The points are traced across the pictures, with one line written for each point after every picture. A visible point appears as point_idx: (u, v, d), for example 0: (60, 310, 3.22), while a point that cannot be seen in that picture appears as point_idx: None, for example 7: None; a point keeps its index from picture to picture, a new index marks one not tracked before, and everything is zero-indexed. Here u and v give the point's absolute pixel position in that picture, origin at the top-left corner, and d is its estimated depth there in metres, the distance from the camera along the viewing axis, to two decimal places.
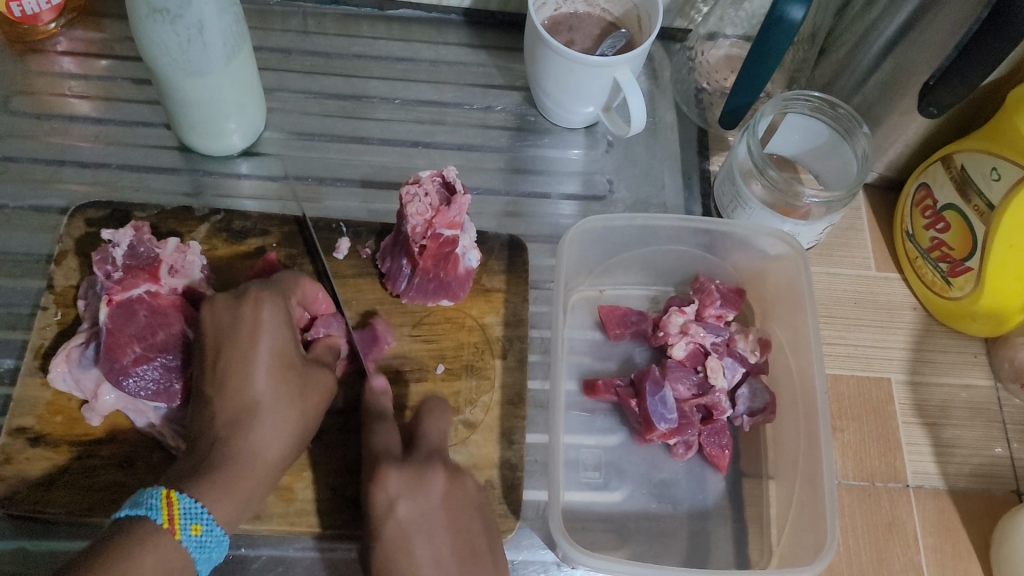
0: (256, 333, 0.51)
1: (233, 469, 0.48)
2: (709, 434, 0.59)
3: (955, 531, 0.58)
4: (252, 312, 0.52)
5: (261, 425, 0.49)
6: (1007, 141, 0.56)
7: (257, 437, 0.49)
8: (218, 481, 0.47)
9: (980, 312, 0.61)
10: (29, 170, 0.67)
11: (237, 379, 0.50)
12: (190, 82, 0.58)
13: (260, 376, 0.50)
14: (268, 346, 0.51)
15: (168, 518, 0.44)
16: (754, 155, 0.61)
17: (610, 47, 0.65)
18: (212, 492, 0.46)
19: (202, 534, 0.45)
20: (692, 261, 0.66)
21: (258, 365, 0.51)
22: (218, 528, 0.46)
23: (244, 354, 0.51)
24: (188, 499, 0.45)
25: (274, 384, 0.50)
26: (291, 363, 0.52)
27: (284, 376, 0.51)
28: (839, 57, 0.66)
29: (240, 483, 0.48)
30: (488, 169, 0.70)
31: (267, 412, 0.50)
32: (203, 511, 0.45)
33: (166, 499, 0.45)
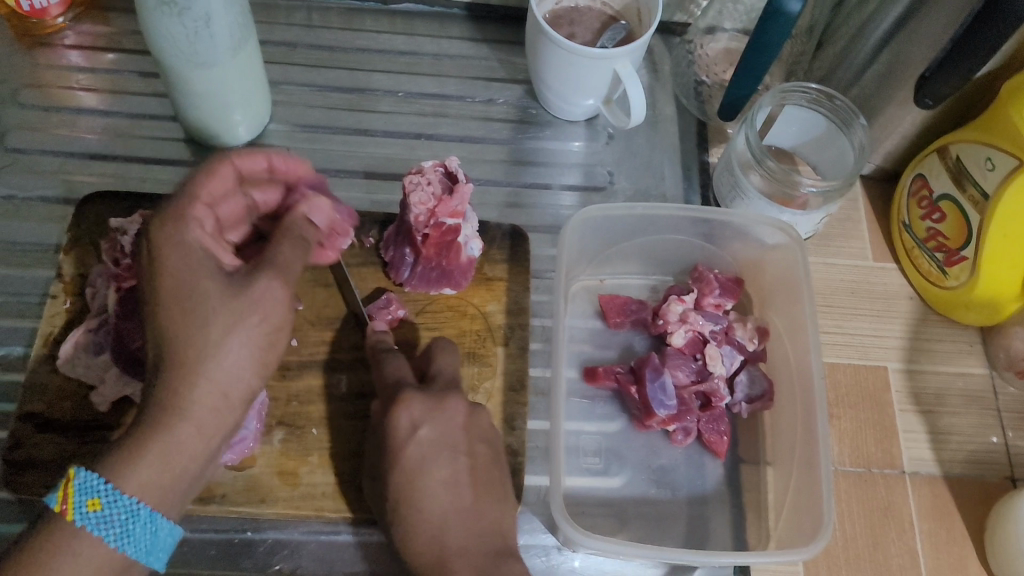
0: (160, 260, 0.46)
1: (155, 429, 0.43)
2: (708, 420, 0.60)
3: (950, 516, 0.59)
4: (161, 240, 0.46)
5: (176, 371, 0.44)
6: (1001, 130, 0.56)
7: (172, 385, 0.44)
8: (141, 448, 0.43)
9: (975, 302, 0.62)
10: (38, 161, 0.68)
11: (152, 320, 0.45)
12: (197, 74, 0.59)
13: (173, 309, 0.45)
14: (178, 272, 0.46)
15: (64, 500, 0.42)
16: (753, 147, 0.61)
17: (610, 39, 0.66)
18: (133, 466, 0.43)
19: (102, 509, 0.42)
20: (692, 251, 0.67)
21: (170, 299, 0.45)
22: (125, 498, 0.43)
23: (156, 291, 0.45)
24: (84, 473, 0.43)
25: (187, 319, 0.45)
26: (212, 282, 0.46)
27: (198, 303, 0.45)
28: (836, 50, 0.67)
29: (166, 442, 0.43)
30: (490, 160, 0.71)
31: (183, 349, 0.44)
32: (100, 484, 0.42)
33: (65, 478, 0.43)
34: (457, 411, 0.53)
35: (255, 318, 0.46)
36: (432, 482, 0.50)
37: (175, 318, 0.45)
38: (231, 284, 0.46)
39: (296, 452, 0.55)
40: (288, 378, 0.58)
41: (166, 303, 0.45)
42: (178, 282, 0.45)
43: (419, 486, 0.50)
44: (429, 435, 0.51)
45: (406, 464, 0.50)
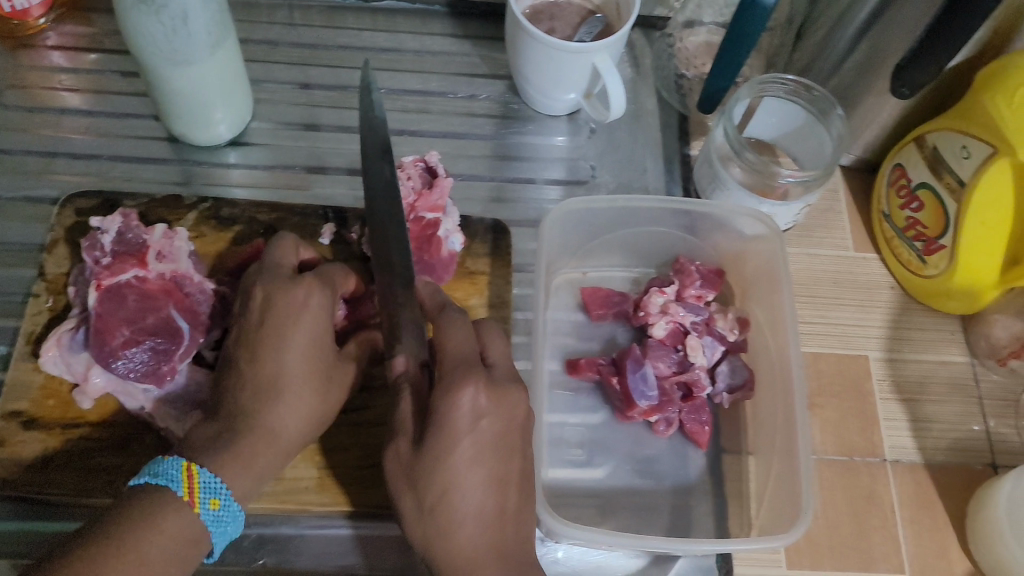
0: (296, 316, 0.51)
1: (250, 442, 0.49)
2: (689, 411, 0.60)
3: (933, 503, 0.60)
4: (297, 293, 0.51)
5: (282, 407, 0.50)
6: (976, 118, 0.57)
7: (276, 415, 0.49)
8: (238, 457, 0.48)
9: (955, 290, 0.62)
10: (22, 161, 0.68)
11: (272, 357, 0.50)
12: (177, 72, 0.59)
13: (293, 358, 0.50)
14: (305, 329, 0.51)
15: (186, 488, 0.46)
16: (731, 138, 0.62)
17: (587, 34, 0.66)
18: (230, 471, 0.47)
19: (219, 509, 0.46)
20: (673, 243, 0.67)
21: (291, 348, 0.50)
22: (234, 504, 0.47)
23: (281, 331, 0.50)
24: (205, 474, 0.47)
25: (293, 358, 0.50)
26: (324, 350, 0.52)
27: (315, 360, 0.51)
28: (814, 41, 0.68)
29: (259, 460, 0.49)
30: (474, 155, 0.71)
31: (296, 393, 0.50)
32: (222, 487, 0.47)
33: (186, 472, 0.46)
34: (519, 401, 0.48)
35: (340, 379, 0.54)
36: (471, 478, 0.45)
37: (295, 366, 0.50)
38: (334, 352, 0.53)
39: None
40: None
41: (290, 347, 0.50)
42: (307, 336, 0.51)
43: (452, 479, 0.45)
44: (492, 427, 0.46)
45: (458, 449, 0.45)
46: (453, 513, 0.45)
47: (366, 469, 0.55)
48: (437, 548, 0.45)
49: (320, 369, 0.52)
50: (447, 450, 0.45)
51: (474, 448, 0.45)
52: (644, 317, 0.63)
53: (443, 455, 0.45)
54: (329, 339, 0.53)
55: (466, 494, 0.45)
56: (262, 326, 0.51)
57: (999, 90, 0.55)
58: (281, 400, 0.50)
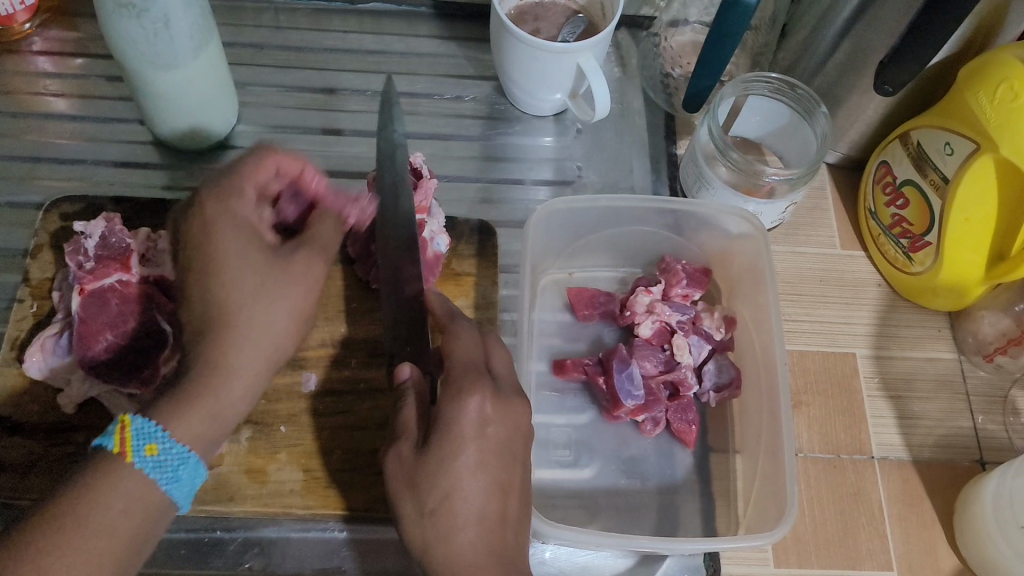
0: (209, 246, 0.46)
1: (203, 383, 0.43)
2: (676, 410, 0.60)
3: (920, 500, 0.59)
4: (218, 219, 0.47)
5: (228, 332, 0.44)
6: (958, 114, 0.57)
7: (221, 348, 0.44)
8: (191, 404, 0.43)
9: (941, 286, 0.63)
10: (6, 167, 0.68)
11: (202, 285, 0.45)
12: (160, 76, 0.59)
13: (227, 280, 0.45)
14: (232, 242, 0.46)
15: (119, 444, 0.41)
16: (716, 137, 0.62)
17: (570, 33, 0.67)
18: (182, 417, 0.42)
19: (159, 454, 0.41)
20: (659, 242, 0.67)
21: (233, 266, 0.46)
22: (176, 445, 0.42)
23: (211, 258, 0.46)
24: (140, 420, 0.42)
25: (227, 285, 0.45)
26: (256, 260, 0.46)
27: (265, 264, 0.47)
28: (798, 40, 0.68)
29: (205, 397, 0.43)
30: (460, 156, 0.71)
31: (250, 310, 0.45)
32: (158, 431, 0.41)
33: (118, 424, 0.41)
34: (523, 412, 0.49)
35: (301, 288, 0.48)
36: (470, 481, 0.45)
37: (244, 283, 0.46)
38: (279, 257, 0.48)
39: (265, 450, 0.55)
40: None
41: (224, 271, 0.45)
42: (240, 251, 0.46)
43: (451, 482, 0.44)
44: (495, 434, 0.47)
45: (462, 455, 0.45)
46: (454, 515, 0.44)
47: (351, 472, 0.55)
48: (435, 549, 0.44)
49: (262, 280, 0.46)
50: (448, 453, 0.45)
51: (472, 456, 0.45)
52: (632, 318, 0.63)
53: (447, 459, 0.45)
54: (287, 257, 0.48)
55: (466, 497, 0.44)
56: (192, 257, 0.46)
57: (979, 85, 0.55)
58: (227, 326, 0.44)
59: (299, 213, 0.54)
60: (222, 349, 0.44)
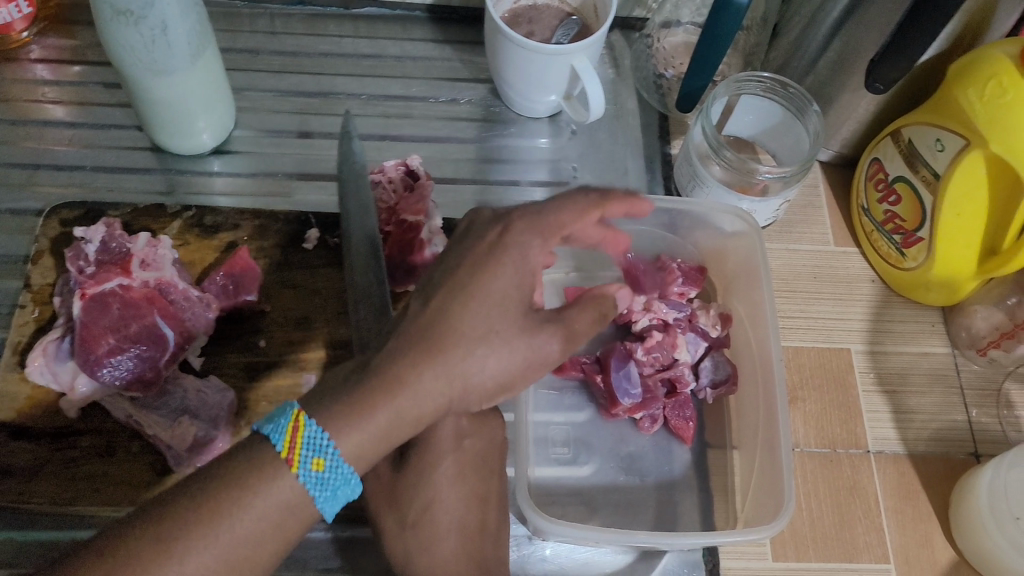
0: (496, 264, 0.40)
1: (377, 396, 0.38)
2: (673, 407, 0.61)
3: (915, 494, 0.60)
4: (517, 238, 0.41)
5: (429, 365, 0.39)
6: (947, 112, 0.58)
7: (416, 378, 0.39)
8: (365, 412, 0.38)
9: (934, 282, 0.63)
10: (4, 174, 0.68)
11: (442, 301, 0.40)
12: (158, 82, 0.59)
13: (471, 309, 0.40)
14: (503, 277, 0.40)
15: (288, 446, 0.38)
16: (710, 137, 0.62)
17: (564, 36, 0.67)
18: (348, 424, 0.38)
19: (323, 471, 0.38)
20: (655, 241, 0.68)
21: (509, 295, 0.40)
22: (346, 466, 0.39)
23: (477, 278, 0.40)
24: (315, 427, 0.38)
25: (461, 306, 0.40)
26: (505, 308, 0.40)
27: (522, 316, 0.41)
28: (790, 39, 0.68)
29: (379, 411, 0.38)
30: (457, 159, 0.72)
31: (474, 348, 0.40)
32: (329, 444, 0.38)
33: (293, 422, 0.38)
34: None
35: (524, 352, 0.41)
36: (444, 494, 0.48)
37: (480, 318, 0.40)
38: (537, 314, 0.42)
39: None
40: (257, 379, 0.58)
41: (470, 297, 0.40)
42: (506, 291, 0.40)
43: (429, 493, 0.47)
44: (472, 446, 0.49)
45: (439, 467, 0.47)
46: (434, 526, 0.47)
47: None
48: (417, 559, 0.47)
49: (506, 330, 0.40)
50: (431, 472, 0.47)
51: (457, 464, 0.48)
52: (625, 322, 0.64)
53: (426, 472, 0.47)
54: (526, 314, 0.41)
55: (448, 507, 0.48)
56: (459, 264, 0.41)
57: (968, 81, 0.56)
58: (437, 356, 0.39)
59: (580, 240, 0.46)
60: (420, 370, 0.39)
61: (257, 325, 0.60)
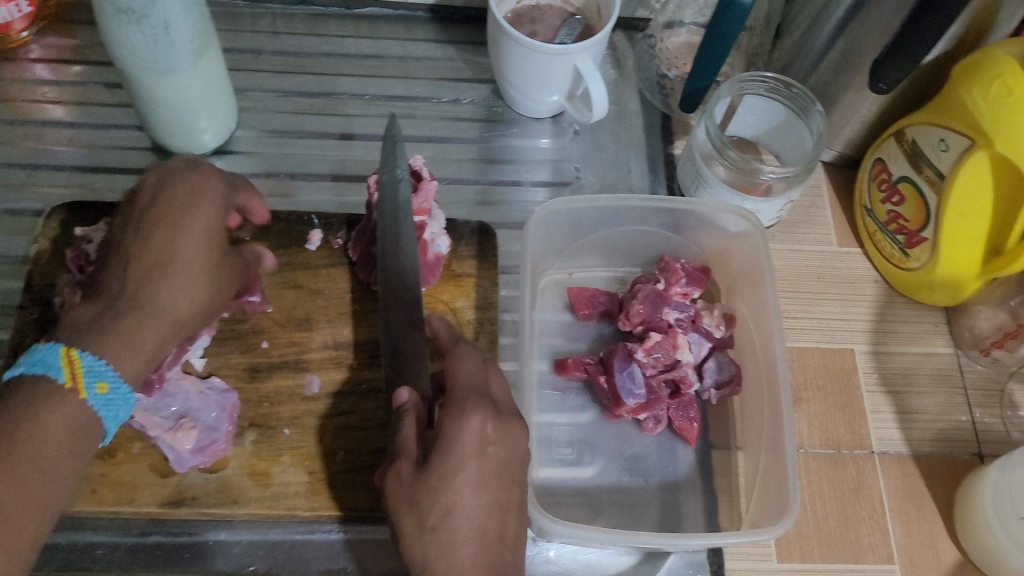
0: (189, 203, 0.52)
1: (133, 320, 0.49)
2: (678, 407, 0.61)
3: (920, 494, 0.60)
4: (203, 190, 0.53)
5: (169, 285, 0.50)
6: (952, 112, 0.58)
7: (162, 295, 0.50)
8: (119, 330, 0.48)
9: (937, 282, 0.63)
10: (4, 174, 0.68)
11: (170, 234, 0.51)
12: (160, 81, 0.59)
13: (175, 239, 0.51)
14: (204, 213, 0.52)
15: (70, 376, 0.46)
16: (713, 137, 0.62)
17: (567, 36, 0.67)
18: (107, 346, 0.48)
19: (108, 393, 0.47)
20: (658, 241, 0.68)
21: (196, 213, 0.52)
22: (125, 386, 0.48)
23: (167, 215, 0.52)
24: (89, 358, 0.47)
25: (169, 236, 0.51)
26: (212, 240, 0.53)
27: (209, 253, 0.53)
28: (794, 40, 0.68)
29: (141, 333, 0.49)
30: (459, 159, 0.71)
31: (181, 269, 0.51)
32: (106, 369, 0.47)
33: (66, 357, 0.47)
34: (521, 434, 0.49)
35: (206, 292, 0.52)
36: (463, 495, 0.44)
37: (177, 245, 0.51)
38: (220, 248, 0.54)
39: (269, 453, 0.56)
40: (259, 379, 0.58)
41: (182, 229, 0.52)
42: (205, 228, 0.52)
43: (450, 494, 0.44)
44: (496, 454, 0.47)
45: (462, 471, 0.45)
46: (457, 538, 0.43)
47: (353, 472, 0.56)
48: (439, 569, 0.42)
49: (203, 262, 0.52)
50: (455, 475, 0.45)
51: (480, 471, 0.45)
52: (628, 325, 0.63)
53: (448, 474, 0.45)
54: (219, 250, 0.54)
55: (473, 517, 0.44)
56: (165, 203, 0.52)
57: (973, 81, 0.56)
58: (166, 273, 0.50)
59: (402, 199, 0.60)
60: (157, 292, 0.50)
61: (257, 326, 0.60)
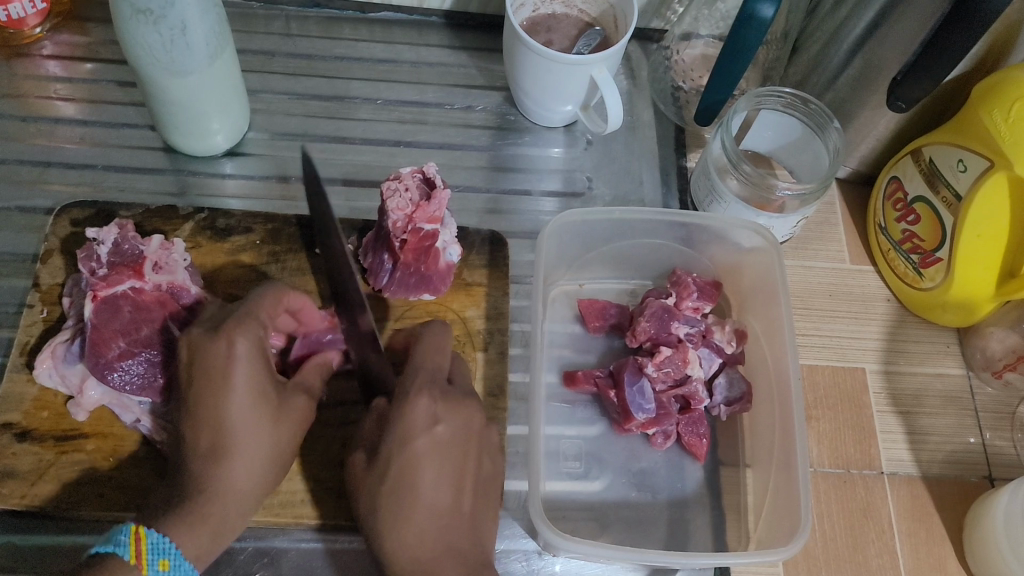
0: (228, 371, 0.50)
1: (207, 499, 0.49)
2: (687, 423, 0.60)
3: (929, 517, 0.60)
4: (240, 357, 0.50)
5: (234, 460, 0.49)
6: (971, 132, 0.57)
7: (232, 468, 0.49)
8: (192, 520, 0.48)
9: (951, 302, 0.63)
10: (14, 171, 0.68)
11: (216, 413, 0.49)
12: (174, 82, 0.59)
13: (223, 416, 0.49)
14: (244, 379, 0.50)
15: (135, 555, 0.46)
16: (729, 151, 0.62)
17: (585, 46, 0.67)
18: (186, 533, 0.48)
19: (168, 570, 0.47)
20: (670, 254, 0.67)
21: (237, 381, 0.50)
22: (186, 563, 0.47)
23: (212, 392, 0.50)
24: (154, 534, 0.47)
25: (217, 414, 0.49)
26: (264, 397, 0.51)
27: (262, 414, 0.51)
28: (810, 55, 0.68)
29: (211, 519, 0.49)
30: (469, 167, 0.71)
31: (237, 444, 0.50)
32: (170, 546, 0.47)
33: (135, 535, 0.47)
34: (474, 418, 0.50)
35: (266, 453, 0.51)
36: (421, 476, 0.46)
37: (222, 419, 0.49)
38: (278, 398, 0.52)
39: None
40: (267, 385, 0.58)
41: (226, 400, 0.49)
42: (247, 391, 0.50)
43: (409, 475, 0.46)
44: (445, 433, 0.48)
45: (413, 445, 0.47)
46: (416, 515, 0.46)
47: None
48: (399, 544, 0.45)
49: (256, 426, 0.50)
50: (412, 454, 0.47)
51: (432, 450, 0.47)
52: (635, 342, 0.63)
53: (401, 451, 0.47)
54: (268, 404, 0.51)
55: (433, 496, 0.46)
56: (203, 374, 0.50)
57: (996, 102, 0.55)
58: (228, 451, 0.49)
59: (385, 262, 0.60)
60: (229, 469, 0.49)
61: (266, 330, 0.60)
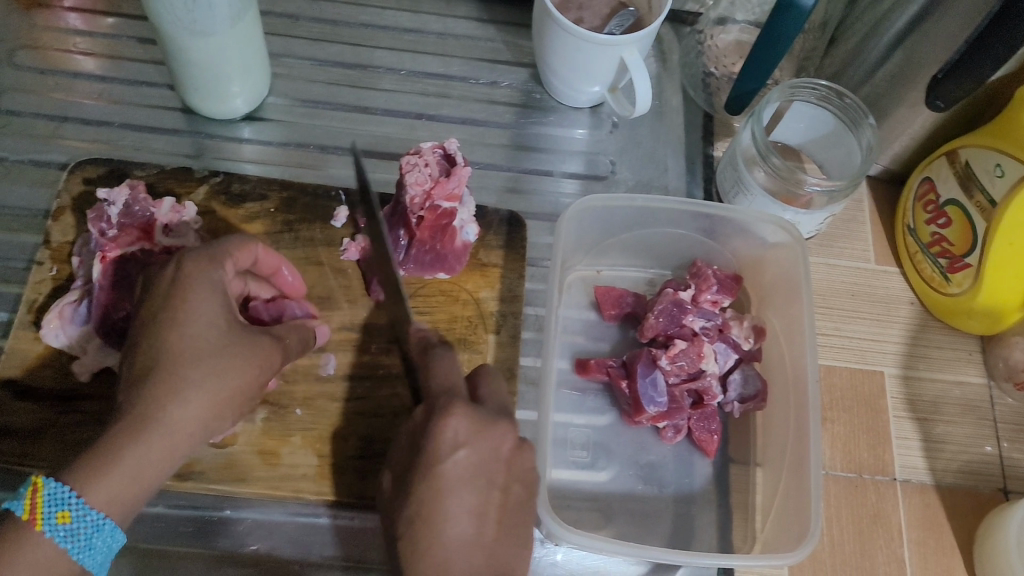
0: (177, 288, 0.47)
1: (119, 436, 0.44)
2: (699, 418, 0.59)
3: (940, 527, 0.58)
4: (190, 285, 0.48)
5: (157, 392, 0.45)
6: (1012, 138, 0.55)
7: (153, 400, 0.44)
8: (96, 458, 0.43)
9: (976, 310, 0.61)
10: (30, 124, 0.67)
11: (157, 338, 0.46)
12: (195, 43, 0.57)
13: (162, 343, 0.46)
14: (190, 304, 0.47)
15: (29, 510, 0.41)
16: (759, 142, 0.60)
17: (617, 27, 0.65)
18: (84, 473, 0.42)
19: (71, 522, 0.42)
20: (691, 245, 0.66)
21: (182, 305, 0.47)
22: (92, 512, 0.42)
23: (158, 314, 0.47)
24: (54, 483, 0.42)
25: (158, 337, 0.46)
26: (212, 328, 0.47)
27: (204, 346, 0.46)
28: (850, 47, 0.66)
29: (124, 459, 0.43)
30: (491, 144, 0.69)
31: (168, 375, 0.45)
32: (69, 495, 0.42)
33: (31, 486, 0.42)
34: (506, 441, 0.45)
35: (201, 390, 0.45)
36: (454, 509, 0.43)
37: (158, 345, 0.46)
38: (233, 333, 0.48)
39: (279, 432, 0.55)
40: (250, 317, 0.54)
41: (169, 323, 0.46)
42: (192, 317, 0.47)
43: (441, 505, 0.43)
44: (469, 458, 0.44)
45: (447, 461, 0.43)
46: (432, 539, 0.42)
47: (361, 459, 0.54)
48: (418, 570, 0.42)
49: (191, 356, 0.46)
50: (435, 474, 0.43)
51: (453, 472, 0.43)
52: (645, 337, 0.61)
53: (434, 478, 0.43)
54: (218, 335, 0.47)
55: (452, 524, 0.43)
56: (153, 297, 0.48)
57: None
58: (154, 382, 0.45)
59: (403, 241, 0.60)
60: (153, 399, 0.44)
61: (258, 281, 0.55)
